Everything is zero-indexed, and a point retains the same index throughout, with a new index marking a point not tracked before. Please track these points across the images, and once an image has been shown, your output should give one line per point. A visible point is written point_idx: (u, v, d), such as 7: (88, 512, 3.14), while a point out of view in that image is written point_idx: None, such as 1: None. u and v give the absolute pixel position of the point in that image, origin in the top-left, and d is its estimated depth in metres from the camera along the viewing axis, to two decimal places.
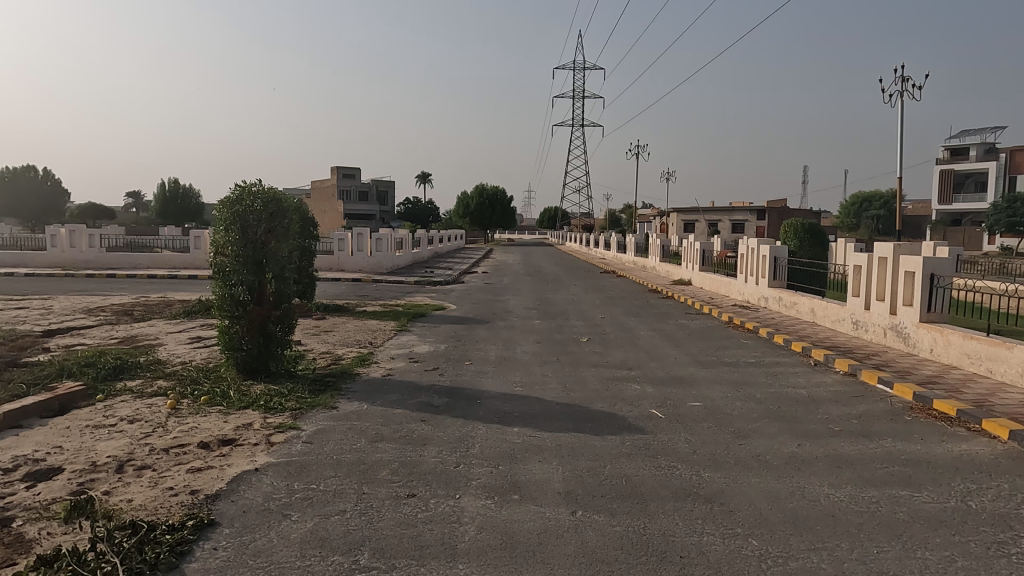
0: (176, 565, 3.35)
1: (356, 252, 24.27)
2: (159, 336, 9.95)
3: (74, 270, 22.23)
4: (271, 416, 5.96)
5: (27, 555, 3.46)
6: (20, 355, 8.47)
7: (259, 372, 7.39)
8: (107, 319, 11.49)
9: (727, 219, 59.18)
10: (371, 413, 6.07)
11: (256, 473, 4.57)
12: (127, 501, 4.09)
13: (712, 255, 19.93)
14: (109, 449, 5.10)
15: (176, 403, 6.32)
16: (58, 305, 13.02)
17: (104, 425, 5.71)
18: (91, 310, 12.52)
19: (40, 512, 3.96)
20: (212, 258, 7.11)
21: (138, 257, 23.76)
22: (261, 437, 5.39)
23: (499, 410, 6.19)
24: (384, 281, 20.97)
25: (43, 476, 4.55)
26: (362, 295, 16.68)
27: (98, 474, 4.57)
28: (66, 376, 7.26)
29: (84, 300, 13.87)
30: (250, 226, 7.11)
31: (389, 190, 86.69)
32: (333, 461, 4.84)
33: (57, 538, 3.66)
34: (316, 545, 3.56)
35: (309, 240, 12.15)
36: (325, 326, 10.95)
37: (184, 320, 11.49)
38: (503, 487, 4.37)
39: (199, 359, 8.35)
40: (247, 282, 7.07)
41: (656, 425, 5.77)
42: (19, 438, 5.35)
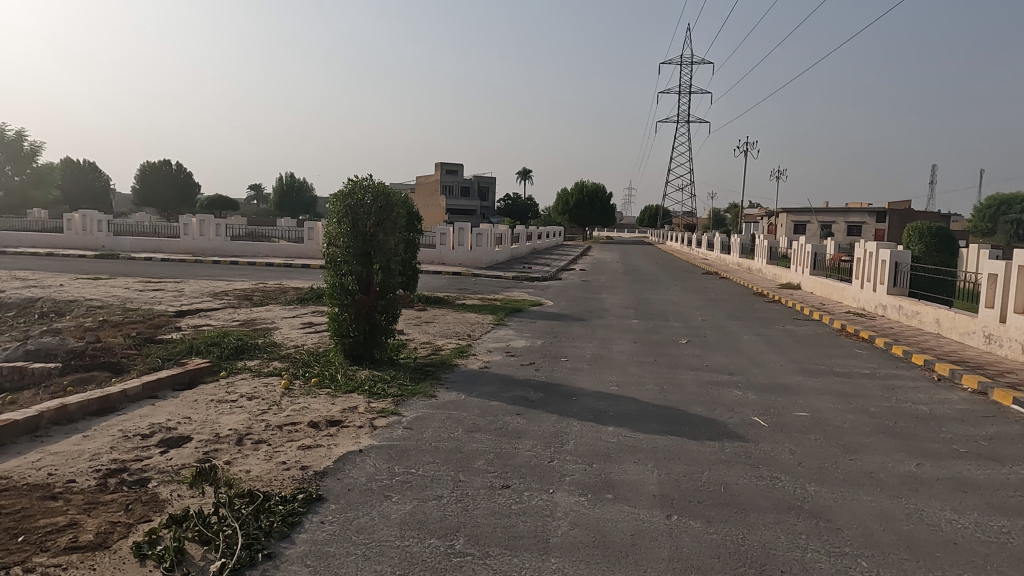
0: (287, 535, 3.60)
1: (457, 247, 24.87)
2: (275, 321, 10.64)
3: (202, 257, 24.07)
4: (374, 401, 6.25)
5: (160, 514, 3.82)
6: (156, 333, 9.35)
7: (366, 359, 7.74)
8: (230, 303, 12.41)
9: (842, 221, 55.64)
10: (468, 403, 6.22)
11: (360, 454, 4.81)
12: (245, 472, 4.41)
13: (824, 258, 18.87)
14: (230, 422, 5.52)
15: (289, 383, 6.75)
16: (187, 288, 14.17)
17: (227, 400, 6.18)
18: (216, 294, 13.57)
19: (171, 476, 4.35)
20: (325, 248, 7.55)
21: (257, 247, 25.28)
22: (364, 420, 5.66)
23: (594, 408, 6.17)
24: (482, 275, 21.35)
25: (175, 443, 4.99)
26: (461, 288, 17.01)
27: (221, 445, 4.96)
28: (194, 353, 7.93)
29: (211, 285, 15.01)
30: (360, 219, 7.47)
31: (490, 186, 87.87)
32: (431, 448, 5.00)
33: (185, 500, 4.01)
34: (414, 527, 3.70)
35: (414, 233, 12.58)
36: (425, 318, 11.28)
37: (298, 306, 12.23)
38: (596, 485, 4.37)
39: (310, 344, 8.86)
40: (356, 273, 7.45)
41: (759, 434, 5.55)
42: (155, 408, 5.90)
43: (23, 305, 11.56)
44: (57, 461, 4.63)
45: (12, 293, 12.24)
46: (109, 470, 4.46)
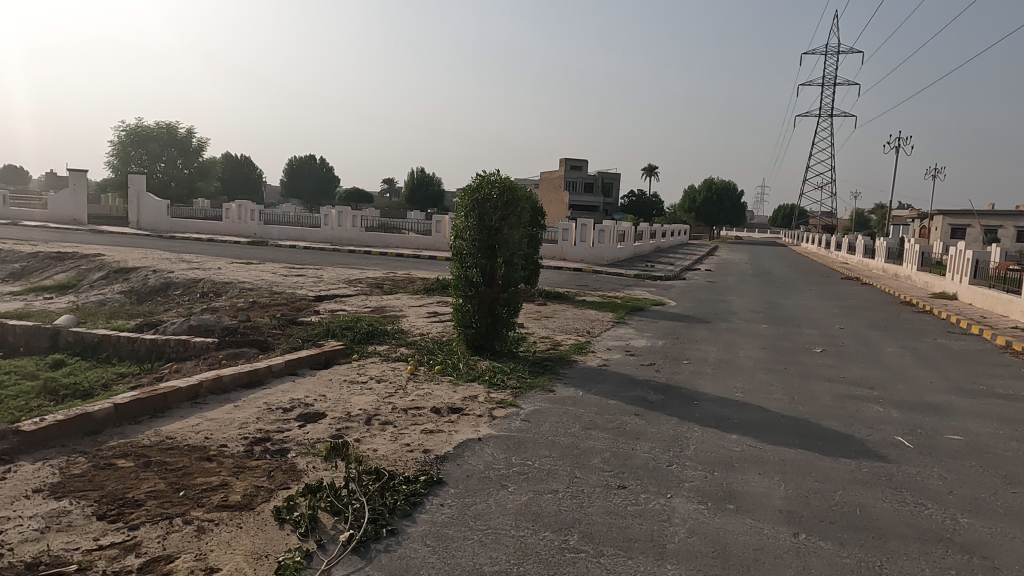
0: (409, 513, 3.76)
1: (579, 243, 24.83)
2: (402, 309, 11.14)
3: (339, 246, 25.66)
4: (494, 392, 6.39)
5: (298, 482, 4.13)
6: (298, 315, 10.10)
7: (486, 350, 7.92)
8: (363, 290, 13.14)
9: (1011, 225, 49.68)
10: (586, 400, 6.20)
11: (479, 443, 4.93)
12: (373, 450, 4.67)
13: (987, 267, 16.96)
14: (361, 402, 5.86)
15: (415, 369, 7.06)
16: (325, 275, 15.17)
17: (358, 381, 6.57)
18: (351, 281, 14.43)
19: (308, 448, 4.69)
20: (453, 241, 7.82)
21: (389, 238, 26.58)
22: (484, 410, 5.80)
23: (716, 414, 5.94)
24: (603, 272, 21.17)
25: (311, 419, 5.38)
26: (582, 284, 16.96)
27: (351, 423, 5.28)
28: (331, 335, 8.50)
29: (346, 273, 15.97)
30: (487, 214, 7.64)
31: (614, 182, 86.79)
32: (548, 441, 5.04)
33: (319, 472, 4.30)
34: (529, 519, 3.74)
35: (537, 228, 12.70)
36: (546, 312, 11.36)
37: (424, 296, 12.73)
38: (718, 494, 4.20)
39: (435, 332, 9.20)
40: (480, 266, 7.64)
41: (902, 455, 5.09)
42: (296, 384, 6.39)
43: (187, 285, 12.90)
44: (212, 426, 5.13)
45: (180, 274, 13.68)
46: (254, 438, 4.88)
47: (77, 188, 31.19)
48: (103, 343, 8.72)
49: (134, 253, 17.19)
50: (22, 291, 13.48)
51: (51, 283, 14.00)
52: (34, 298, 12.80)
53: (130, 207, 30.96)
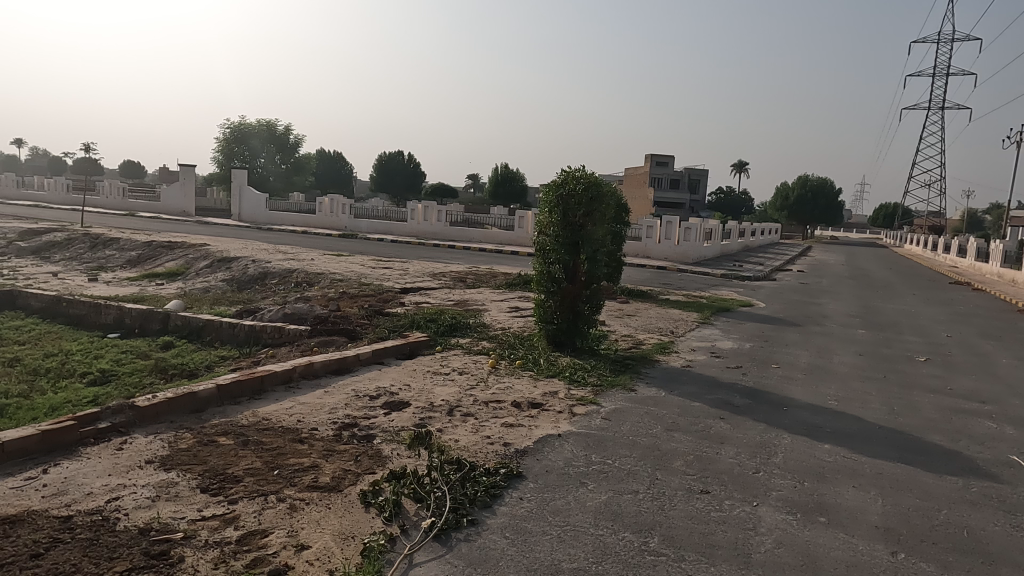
0: (489, 505, 3.82)
1: (664, 240, 24.33)
2: (485, 303, 11.28)
3: (424, 240, 26.25)
4: (574, 388, 6.37)
5: (383, 468, 4.27)
6: (385, 306, 10.43)
7: (567, 346, 7.90)
8: (447, 283, 13.40)
9: None
10: (668, 401, 6.08)
11: (559, 439, 4.93)
12: (454, 441, 4.76)
13: None
14: (443, 393, 5.98)
15: (496, 363, 7.14)
16: (411, 268, 15.56)
17: (441, 373, 6.71)
18: (435, 274, 14.75)
19: (393, 436, 4.83)
20: (536, 237, 7.84)
21: (472, 233, 26.95)
22: (564, 406, 5.79)
23: (807, 422, 5.68)
24: (688, 270, 20.66)
25: (397, 407, 5.54)
26: (666, 283, 16.61)
27: (434, 413, 5.40)
28: (416, 327, 8.73)
29: (430, 266, 16.32)
30: (570, 209, 7.59)
31: (701, 179, 84.36)
32: (629, 441, 4.97)
33: (403, 459, 4.43)
34: (608, 518, 3.71)
35: (622, 225, 12.54)
36: (628, 310, 11.19)
37: (506, 291, 12.83)
38: (807, 505, 4.02)
39: (516, 327, 9.27)
40: (563, 262, 7.61)
41: (1018, 476, 4.69)
42: (382, 373, 6.60)
43: (283, 274, 13.57)
44: (304, 410, 5.38)
45: (276, 264, 14.39)
46: (343, 423, 5.07)
47: (186, 181, 33.37)
48: (207, 327, 9.30)
49: (235, 244, 18.22)
50: (137, 277, 14.57)
51: (162, 270, 15.06)
52: (148, 284, 13.80)
53: (233, 200, 32.87)
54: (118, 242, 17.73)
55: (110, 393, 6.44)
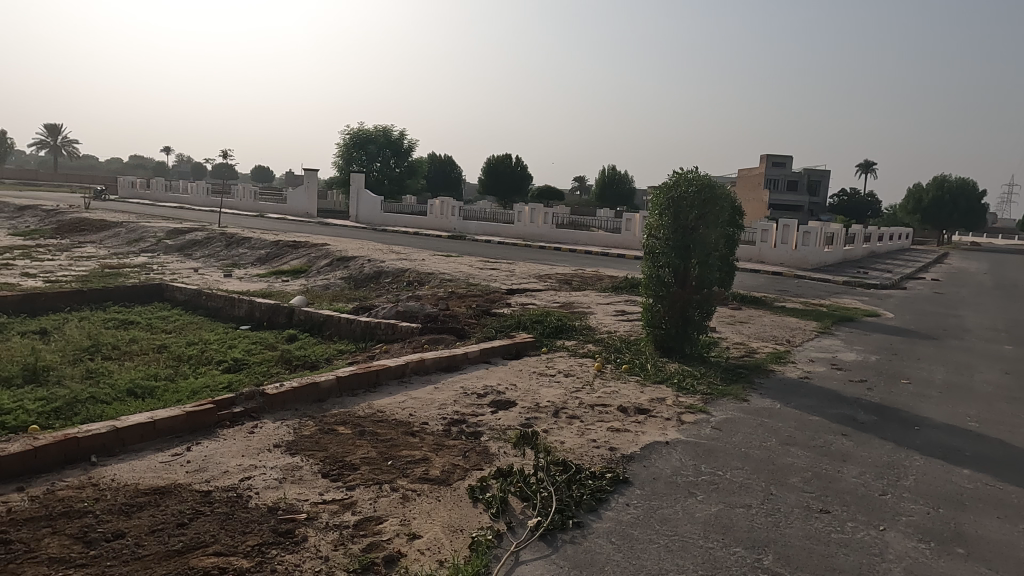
0: (594, 509, 3.79)
1: (780, 245, 23.18)
2: (590, 305, 11.23)
3: (531, 242, 26.48)
4: (683, 396, 6.20)
5: (490, 465, 4.35)
6: (493, 307, 10.62)
7: (676, 352, 7.71)
8: (553, 285, 13.44)
9: None
10: (784, 414, 5.79)
11: (666, 446, 4.83)
12: (560, 443, 4.77)
13: None
14: (549, 394, 6.01)
15: (602, 366, 7.09)
16: (518, 269, 15.76)
17: (547, 374, 6.75)
18: (541, 276, 14.83)
19: (500, 434, 4.91)
20: (646, 240, 7.72)
21: (578, 235, 26.87)
22: (672, 413, 5.65)
23: (943, 444, 5.22)
24: (806, 277, 19.56)
25: (504, 406, 5.63)
26: (781, 290, 15.81)
27: (540, 414, 5.44)
28: (522, 328, 8.83)
29: (537, 268, 16.46)
30: (682, 212, 7.40)
31: (822, 179, 79.66)
32: (741, 453, 4.78)
33: (510, 458, 4.50)
34: (719, 531, 3.59)
35: (735, 228, 12.06)
36: (740, 317, 10.76)
37: (612, 294, 12.70)
38: (943, 533, 3.70)
39: (622, 331, 9.15)
40: (673, 266, 7.45)
41: None
42: (489, 372, 6.74)
43: (396, 274, 14.14)
44: (416, 404, 5.59)
45: (390, 263, 15.04)
46: (452, 419, 5.22)
47: (310, 185, 35.56)
48: (327, 322, 9.87)
49: (353, 244, 19.21)
50: (266, 273, 15.69)
51: (288, 268, 16.13)
52: (275, 281, 14.83)
53: (351, 202, 34.69)
54: (249, 241, 19.16)
55: (242, 380, 6.99)
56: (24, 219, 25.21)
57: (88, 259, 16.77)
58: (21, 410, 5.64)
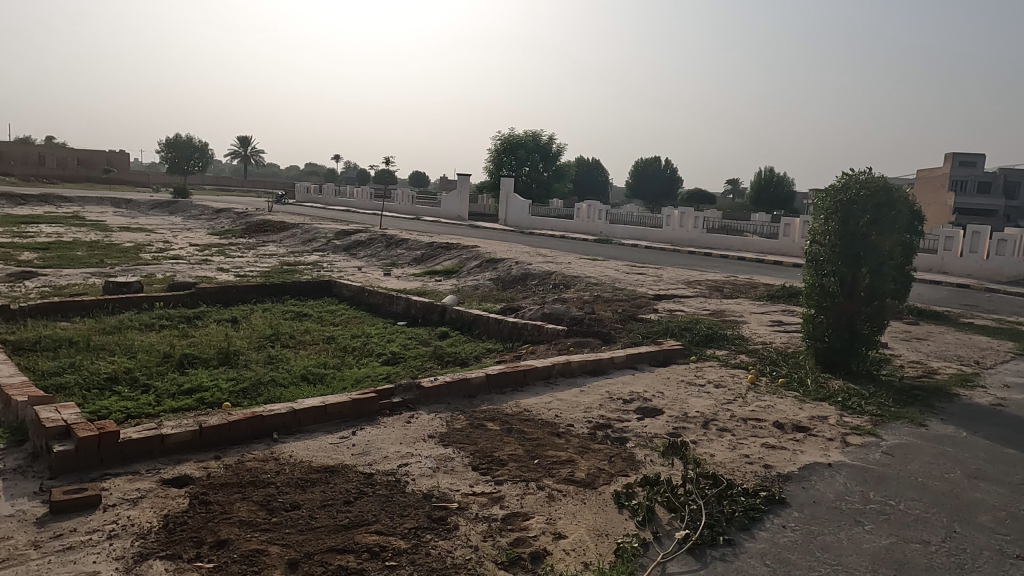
0: (747, 527, 3.62)
1: (967, 254, 20.65)
2: (743, 314, 10.70)
3: (679, 247, 25.73)
4: (848, 416, 5.73)
5: (636, 472, 4.30)
6: (639, 312, 10.45)
7: (840, 368, 7.15)
8: (702, 292, 12.97)
9: None
10: (971, 444, 5.16)
11: (829, 468, 4.49)
12: (710, 455, 4.60)
13: None
14: (698, 405, 5.82)
15: (756, 379, 6.73)
16: (665, 275, 15.38)
17: (696, 384, 6.53)
18: (690, 282, 14.37)
19: (646, 442, 4.83)
20: (809, 246, 7.22)
21: (730, 240, 25.68)
22: (836, 434, 5.24)
23: None
24: (1000, 291, 17.25)
25: (650, 414, 5.53)
26: (969, 304, 14.06)
27: (689, 424, 5.28)
28: (670, 335, 8.62)
29: (686, 274, 15.96)
30: (852, 216, 6.82)
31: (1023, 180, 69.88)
32: (917, 483, 4.33)
33: (656, 466, 4.42)
34: (890, 567, 3.28)
35: (914, 234, 10.92)
36: (918, 334, 9.73)
37: (768, 303, 12.01)
38: None
39: (779, 342, 8.63)
40: (840, 275, 6.91)
41: None
42: (635, 378, 6.64)
43: (543, 276, 14.36)
44: (562, 406, 5.65)
45: (537, 266, 15.30)
46: (597, 423, 5.22)
47: (462, 189, 37.08)
48: (476, 321, 10.23)
49: (502, 246, 19.79)
50: (421, 273, 16.59)
51: (441, 268, 16.95)
52: (429, 280, 15.66)
53: (501, 206, 35.74)
54: (407, 242, 20.37)
55: (399, 372, 7.45)
56: (220, 220, 28.61)
57: (271, 257, 18.69)
58: (215, 388, 6.42)
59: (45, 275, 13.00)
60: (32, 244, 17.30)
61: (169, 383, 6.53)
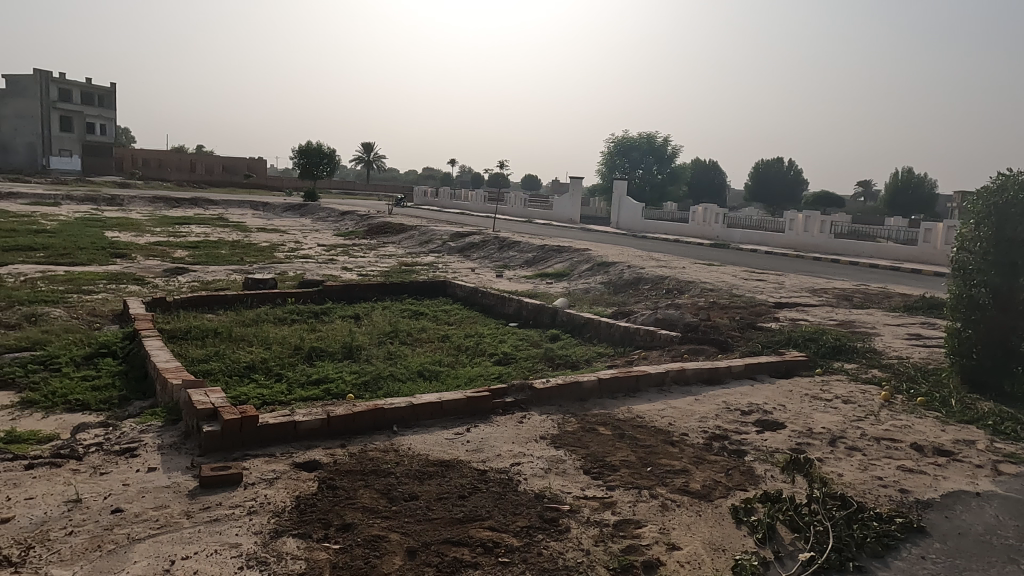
0: (880, 555, 3.37)
1: None
2: (876, 326, 9.94)
3: (803, 253, 24.31)
4: (1001, 442, 5.18)
5: (755, 487, 4.12)
6: (758, 320, 9.99)
7: (990, 390, 6.43)
8: (829, 301, 12.19)
9: None
10: None
11: (977, 498, 4.09)
12: (838, 475, 4.32)
13: None
14: (825, 420, 5.48)
15: (891, 396, 6.23)
16: (788, 282, 14.59)
17: (822, 398, 6.15)
18: (815, 290, 13.55)
19: (766, 456, 4.61)
20: (957, 254, 6.63)
21: (861, 246, 23.94)
22: (986, 461, 4.76)
23: None
24: None
25: (771, 427, 5.27)
26: None
27: (814, 441, 4.98)
28: (792, 346, 8.18)
29: (810, 281, 15.06)
30: (1009, 221, 6.17)
31: None
32: None
33: (777, 482, 4.21)
34: None
35: None
36: None
37: (904, 315, 11.08)
38: None
39: (917, 358, 7.94)
40: (992, 285, 6.28)
41: None
42: (754, 390, 6.36)
43: (656, 281, 14.06)
44: (676, 414, 5.51)
45: (650, 270, 15.01)
46: (713, 434, 5.05)
47: (574, 192, 37.06)
48: (587, 325, 10.19)
49: (614, 250, 19.58)
50: (533, 276, 16.74)
51: (552, 271, 17.02)
52: (540, 282, 15.78)
53: (613, 209, 35.38)
54: (519, 245, 20.63)
55: (511, 372, 7.56)
56: (345, 222, 30.29)
57: (390, 257, 19.57)
58: (340, 380, 6.81)
59: (195, 271, 14.33)
60: (185, 243, 19.12)
61: (300, 373, 7.00)
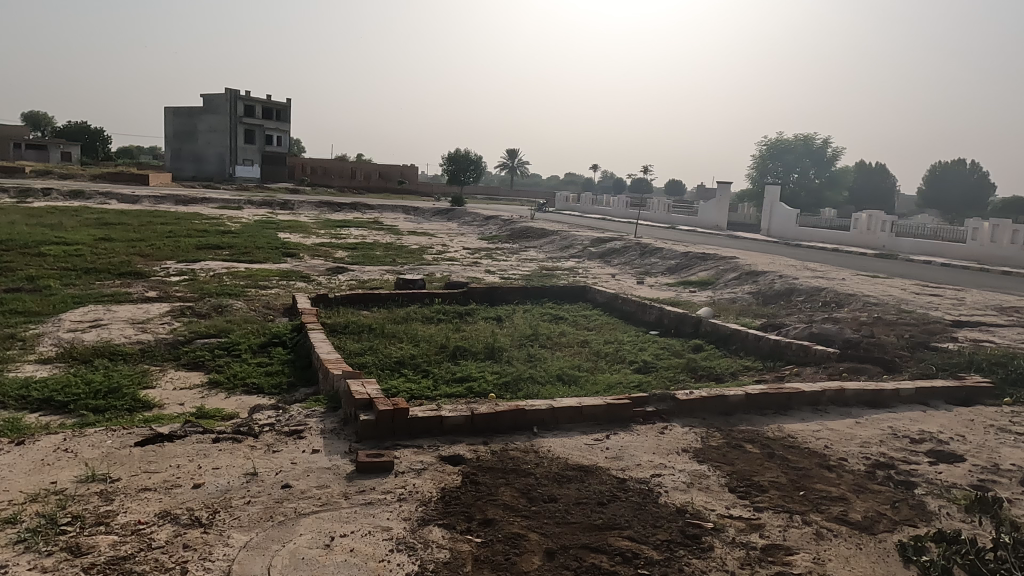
0: None
1: None
2: None
3: (988, 265, 21.58)
4: None
5: (928, 525, 3.72)
6: (933, 339, 9.01)
7: None
8: (1020, 321, 10.73)
9: None
10: None
11: None
12: None
13: None
14: (1014, 456, 4.83)
15: None
16: (969, 298, 13.02)
17: (1011, 431, 5.42)
18: (1003, 308, 11.98)
19: (941, 491, 4.15)
20: None
21: None
22: None
23: None
24: None
25: (947, 459, 4.73)
26: None
27: (1000, 478, 4.41)
28: (975, 370, 7.29)
29: (997, 298, 13.33)
30: None
31: None
32: None
33: (955, 522, 3.77)
34: None
35: None
36: None
37: None
38: None
39: None
40: None
41: None
42: (926, 416, 5.75)
43: (811, 292, 13.14)
44: (833, 437, 5.11)
45: (805, 280, 14.05)
46: (877, 461, 4.63)
47: (722, 198, 35.63)
48: (733, 336, 9.73)
49: (764, 258, 18.56)
50: (675, 283, 16.30)
51: (696, 279, 16.47)
52: (682, 290, 15.34)
53: (764, 215, 33.56)
54: (661, 251, 20.17)
55: (651, 381, 7.40)
56: (489, 227, 31.22)
57: (532, 262, 19.90)
58: (483, 379, 7.04)
59: (353, 270, 15.45)
60: (345, 244, 20.70)
61: (445, 370, 7.32)
